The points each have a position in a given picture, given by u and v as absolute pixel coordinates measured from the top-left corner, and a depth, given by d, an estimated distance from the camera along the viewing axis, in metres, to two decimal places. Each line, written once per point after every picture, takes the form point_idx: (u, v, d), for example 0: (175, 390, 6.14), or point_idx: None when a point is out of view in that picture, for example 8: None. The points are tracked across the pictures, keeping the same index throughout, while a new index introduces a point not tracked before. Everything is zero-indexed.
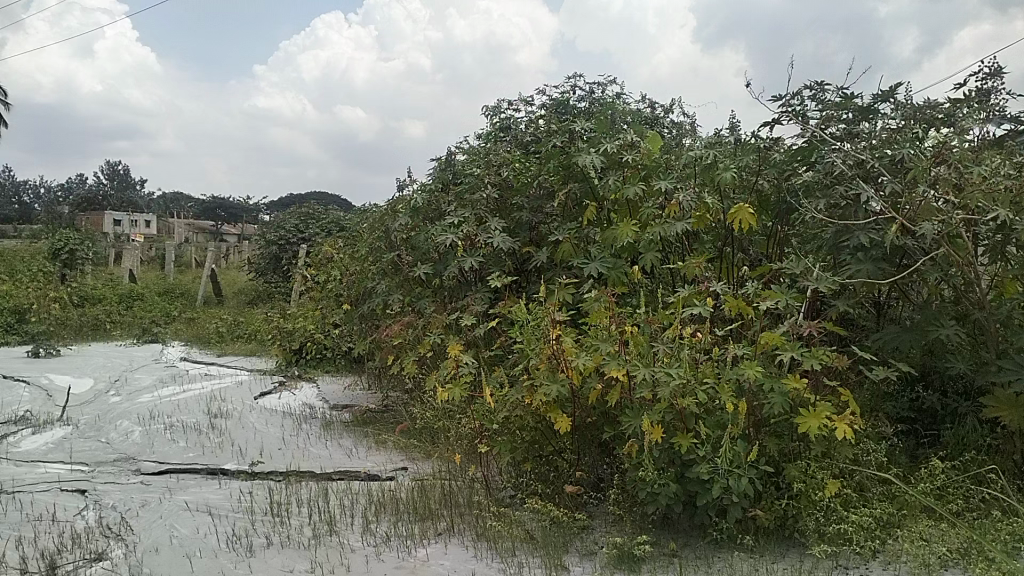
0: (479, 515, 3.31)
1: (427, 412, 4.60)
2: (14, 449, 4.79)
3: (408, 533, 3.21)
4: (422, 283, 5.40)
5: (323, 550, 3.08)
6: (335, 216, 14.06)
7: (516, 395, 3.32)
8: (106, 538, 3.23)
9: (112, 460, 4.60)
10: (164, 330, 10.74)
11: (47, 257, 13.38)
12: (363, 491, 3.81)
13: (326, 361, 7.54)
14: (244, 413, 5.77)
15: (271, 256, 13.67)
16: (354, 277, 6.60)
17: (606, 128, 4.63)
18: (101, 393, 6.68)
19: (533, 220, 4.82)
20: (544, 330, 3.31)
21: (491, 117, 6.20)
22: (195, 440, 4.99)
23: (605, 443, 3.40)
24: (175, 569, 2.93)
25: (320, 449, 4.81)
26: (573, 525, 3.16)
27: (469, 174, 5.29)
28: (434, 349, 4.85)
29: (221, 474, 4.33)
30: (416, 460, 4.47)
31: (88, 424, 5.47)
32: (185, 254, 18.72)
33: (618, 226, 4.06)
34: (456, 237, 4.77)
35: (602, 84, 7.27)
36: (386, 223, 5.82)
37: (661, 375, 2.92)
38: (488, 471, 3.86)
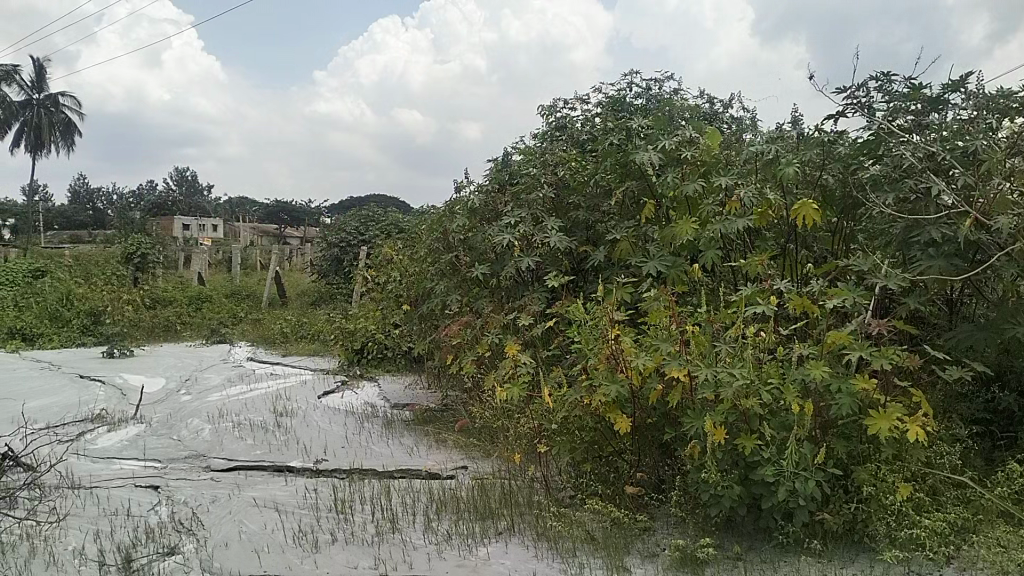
0: (539, 515, 3.31)
1: (486, 411, 4.62)
2: (92, 446, 4.99)
3: (469, 532, 3.23)
4: (480, 283, 5.43)
5: (386, 547, 3.12)
6: (394, 217, 14.27)
7: (574, 395, 3.30)
8: (178, 532, 3.34)
9: (183, 457, 4.75)
10: (230, 331, 11.05)
11: (121, 260, 13.91)
12: (425, 490, 3.84)
13: (387, 360, 7.65)
14: (308, 411, 5.89)
15: (332, 258, 13.95)
16: (413, 278, 6.68)
17: (663, 124, 4.57)
18: (172, 392, 6.91)
19: (590, 219, 4.80)
20: (603, 330, 3.28)
21: (546, 116, 6.20)
22: (261, 438, 5.12)
23: (666, 444, 3.36)
24: (245, 564, 3.01)
25: (382, 448, 4.87)
26: (634, 526, 3.13)
27: (526, 174, 5.29)
28: (493, 349, 4.86)
29: (288, 472, 4.43)
30: (475, 459, 4.49)
31: (161, 422, 5.66)
32: (251, 257, 19.27)
33: (677, 224, 4.01)
34: (513, 237, 4.77)
35: (659, 80, 7.20)
36: (443, 224, 5.87)
37: (724, 376, 2.87)
38: (547, 471, 3.85)
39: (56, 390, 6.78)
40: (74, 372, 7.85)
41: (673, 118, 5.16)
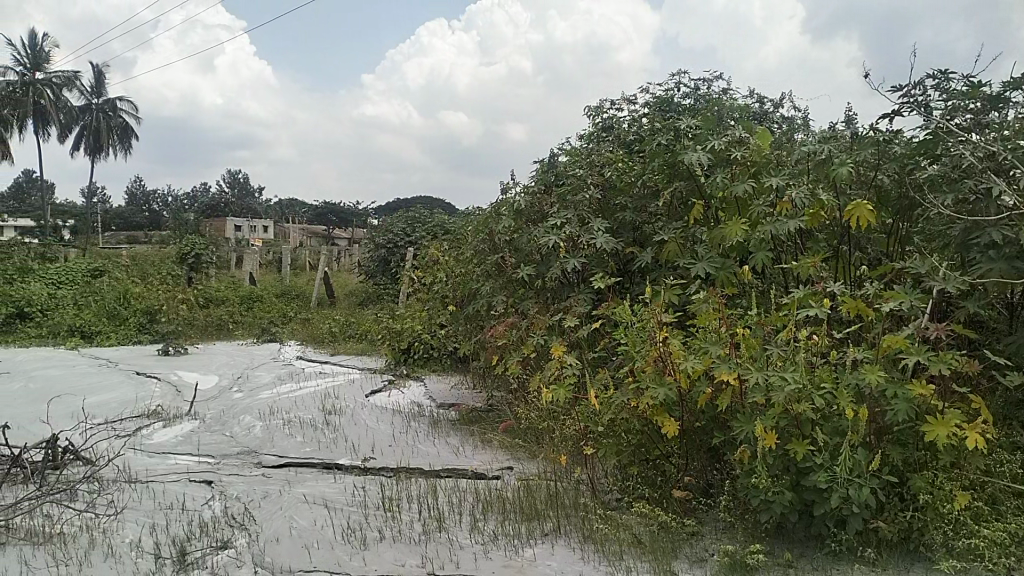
0: (586, 517, 3.30)
1: (532, 412, 4.62)
2: (148, 441, 5.13)
3: (515, 534, 3.23)
4: (525, 284, 5.43)
5: (433, 546, 3.14)
6: (440, 219, 14.38)
7: (622, 398, 3.28)
8: (231, 526, 3.41)
9: (235, 453, 4.86)
10: (280, 330, 11.26)
11: (176, 260, 14.29)
12: (471, 490, 3.86)
13: (433, 360, 7.71)
14: (356, 410, 5.97)
15: (379, 259, 14.13)
16: (459, 279, 6.73)
17: (712, 124, 4.51)
18: (224, 389, 7.07)
19: (636, 220, 4.76)
20: (651, 332, 3.25)
21: (593, 117, 6.18)
22: (310, 436, 5.20)
23: (714, 448, 3.31)
24: (295, 559, 3.06)
25: (428, 447, 4.91)
26: (682, 531, 3.10)
27: (572, 174, 5.28)
28: (538, 350, 4.86)
29: (336, 469, 4.49)
30: (521, 460, 4.50)
31: (214, 419, 5.80)
32: (300, 258, 19.61)
33: (726, 225, 3.95)
34: (559, 238, 4.76)
35: (708, 80, 7.13)
36: (489, 225, 5.89)
37: (775, 380, 2.81)
38: (593, 473, 3.83)
39: (114, 386, 6.99)
40: (132, 369, 8.09)
41: (722, 118, 5.09)
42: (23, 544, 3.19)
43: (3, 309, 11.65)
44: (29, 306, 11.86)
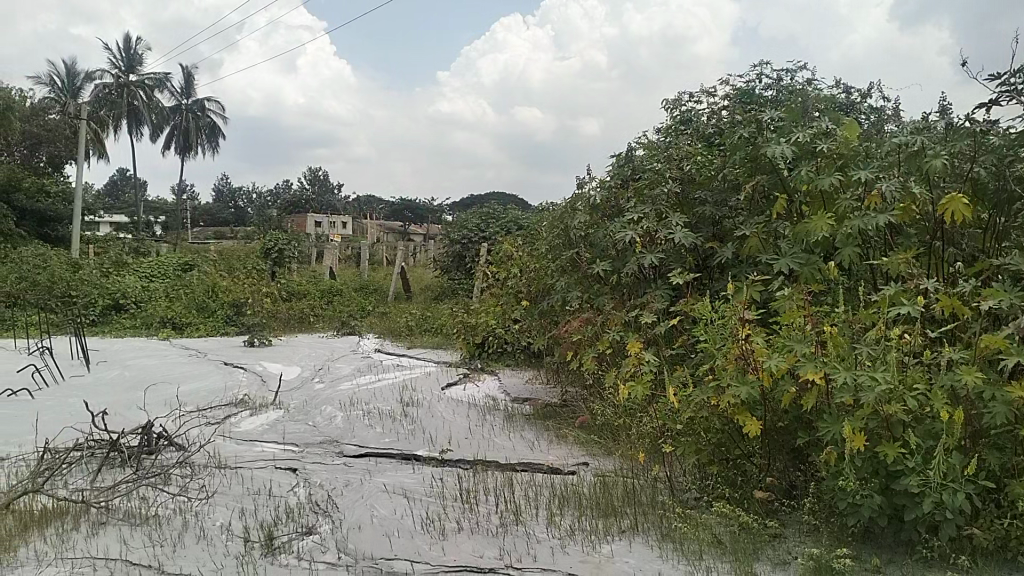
0: (664, 515, 3.26)
1: (608, 408, 4.59)
2: (236, 428, 5.33)
3: (592, 529, 3.23)
4: (601, 280, 5.39)
5: (510, 539, 3.16)
6: (514, 215, 14.43)
7: (702, 395, 3.23)
8: (315, 513, 3.52)
9: (318, 442, 5.00)
10: (359, 323, 11.52)
11: (260, 255, 14.79)
12: (548, 485, 3.86)
13: (507, 355, 7.76)
14: (433, 402, 6.05)
15: (454, 254, 14.27)
16: (533, 275, 6.74)
17: (797, 116, 4.38)
18: (307, 380, 7.28)
19: (716, 215, 4.67)
20: (732, 329, 3.19)
21: (671, 111, 6.11)
22: (389, 427, 5.31)
23: (798, 449, 3.23)
24: (377, 547, 3.13)
25: (504, 440, 4.93)
26: (764, 532, 3.03)
27: (650, 168, 5.22)
28: (614, 346, 4.82)
29: (414, 460, 4.57)
30: (597, 456, 4.47)
31: (297, 408, 5.98)
32: (377, 253, 20.01)
33: (811, 220, 3.83)
34: (636, 233, 4.70)
35: (791, 71, 6.93)
36: (565, 220, 5.86)
37: (865, 379, 2.72)
38: (671, 471, 3.79)
39: (204, 375, 7.30)
40: (220, 359, 8.43)
41: (807, 109, 4.94)
42: (123, 525, 3.36)
43: (102, 301, 12.28)
44: (124, 298, 12.47)
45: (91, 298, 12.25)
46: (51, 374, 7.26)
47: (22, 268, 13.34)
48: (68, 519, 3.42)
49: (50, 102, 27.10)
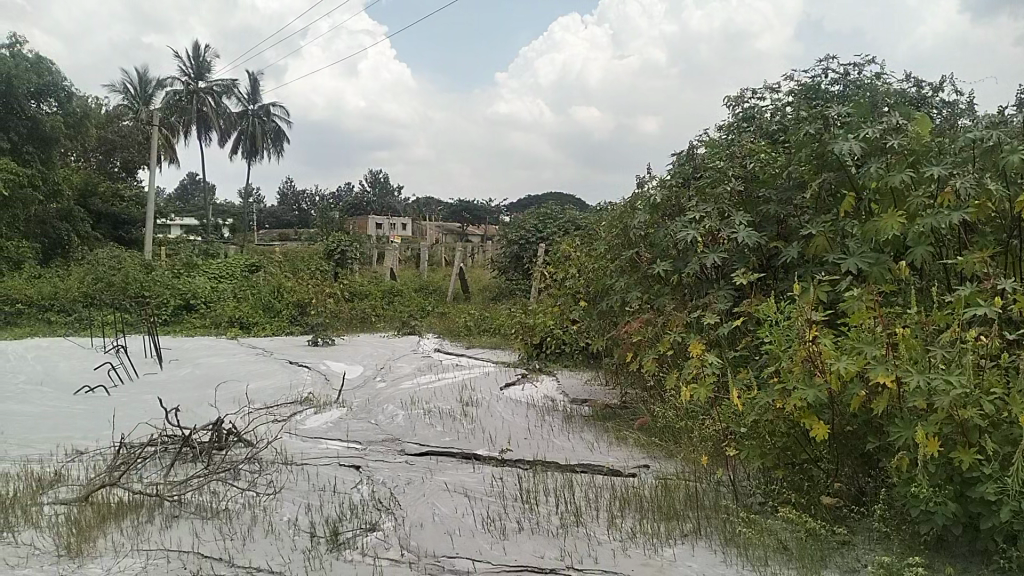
0: (728, 520, 3.21)
1: (669, 411, 4.53)
2: (301, 426, 5.46)
3: (654, 532, 3.20)
4: (661, 280, 5.34)
5: (571, 540, 3.16)
6: (571, 215, 14.42)
7: (766, 398, 3.16)
8: (378, 510, 3.57)
9: (380, 440, 5.07)
10: (419, 323, 11.67)
11: (324, 257, 15.11)
12: (608, 486, 3.85)
13: (565, 355, 7.73)
14: (492, 402, 6.09)
15: (512, 256, 14.31)
16: (591, 275, 6.71)
17: (866, 111, 4.25)
18: (369, 379, 7.40)
19: (781, 214, 4.57)
20: (799, 330, 3.11)
21: (733, 108, 6.04)
22: (449, 426, 5.36)
23: (868, 454, 3.14)
24: (440, 545, 3.16)
25: (563, 441, 4.92)
26: (832, 539, 2.96)
27: (712, 167, 5.14)
28: (675, 347, 4.76)
29: (475, 459, 4.60)
30: (658, 458, 4.43)
31: (360, 407, 6.08)
32: (436, 253, 20.23)
33: (880, 218, 3.71)
34: (697, 233, 4.63)
35: (859, 65, 6.74)
36: (624, 220, 5.82)
37: (938, 383, 2.63)
38: (734, 475, 3.74)
39: (270, 374, 7.49)
40: (285, 358, 8.65)
41: (876, 104, 4.79)
42: (195, 518, 3.47)
43: (173, 301, 12.71)
44: (194, 299, 12.89)
45: (163, 299, 12.69)
46: (127, 372, 7.55)
47: (99, 269, 13.90)
48: (143, 511, 3.55)
49: (124, 110, 28.10)
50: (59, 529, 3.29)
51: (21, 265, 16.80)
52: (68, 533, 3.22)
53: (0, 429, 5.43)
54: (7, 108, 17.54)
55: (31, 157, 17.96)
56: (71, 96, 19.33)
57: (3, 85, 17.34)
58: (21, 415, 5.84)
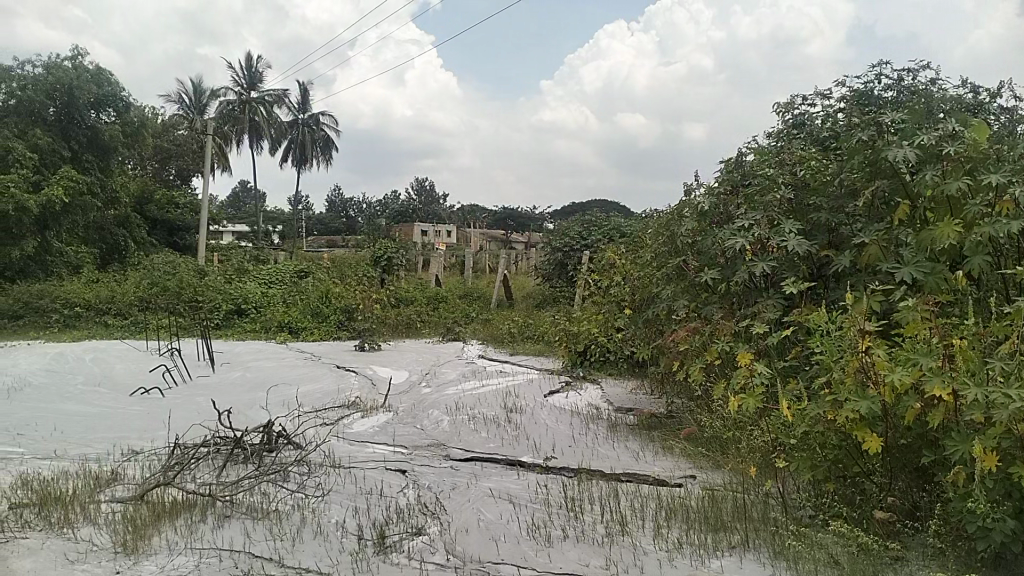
0: (777, 533, 3.15)
1: (716, 421, 4.48)
2: (349, 429, 5.53)
3: (701, 543, 3.16)
4: (709, 289, 5.28)
5: (616, 549, 3.14)
6: (616, 223, 14.37)
7: (817, 410, 3.11)
8: (424, 514, 3.60)
9: (425, 445, 5.11)
10: (464, 329, 11.73)
11: (370, 263, 15.31)
12: (654, 496, 3.82)
13: (609, 363, 7.69)
14: (536, 409, 6.09)
15: (556, 262, 14.31)
16: (636, 283, 6.66)
17: (921, 118, 4.16)
18: (414, 384, 7.47)
19: (832, 222, 4.49)
20: (851, 340, 3.05)
21: (783, 115, 5.99)
22: (494, 432, 5.37)
23: (922, 468, 3.07)
24: (485, 551, 3.17)
25: (608, 450, 4.90)
26: (885, 554, 2.89)
27: (760, 174, 5.07)
28: (723, 357, 4.70)
29: (520, 466, 4.60)
30: (705, 469, 4.38)
31: (406, 412, 6.14)
32: (481, 260, 20.33)
33: (936, 227, 3.61)
34: (747, 241, 4.57)
35: (913, 71, 6.60)
36: (671, 227, 5.78)
37: (997, 396, 2.55)
38: (784, 486, 3.68)
39: (319, 378, 7.61)
40: (332, 363, 8.78)
41: (932, 110, 4.68)
42: (246, 519, 3.55)
43: (225, 306, 13.00)
44: (245, 303, 13.17)
45: (215, 303, 12.99)
46: (181, 374, 7.75)
47: (154, 274, 14.30)
48: (197, 510, 3.64)
49: (179, 119, 28.87)
50: (115, 526, 3.39)
51: (80, 269, 17.37)
52: (125, 530, 3.32)
53: (61, 428, 5.62)
54: (69, 117, 18.18)
55: (90, 165, 18.58)
56: (129, 105, 19.94)
57: (66, 95, 17.98)
58: (81, 415, 6.03)
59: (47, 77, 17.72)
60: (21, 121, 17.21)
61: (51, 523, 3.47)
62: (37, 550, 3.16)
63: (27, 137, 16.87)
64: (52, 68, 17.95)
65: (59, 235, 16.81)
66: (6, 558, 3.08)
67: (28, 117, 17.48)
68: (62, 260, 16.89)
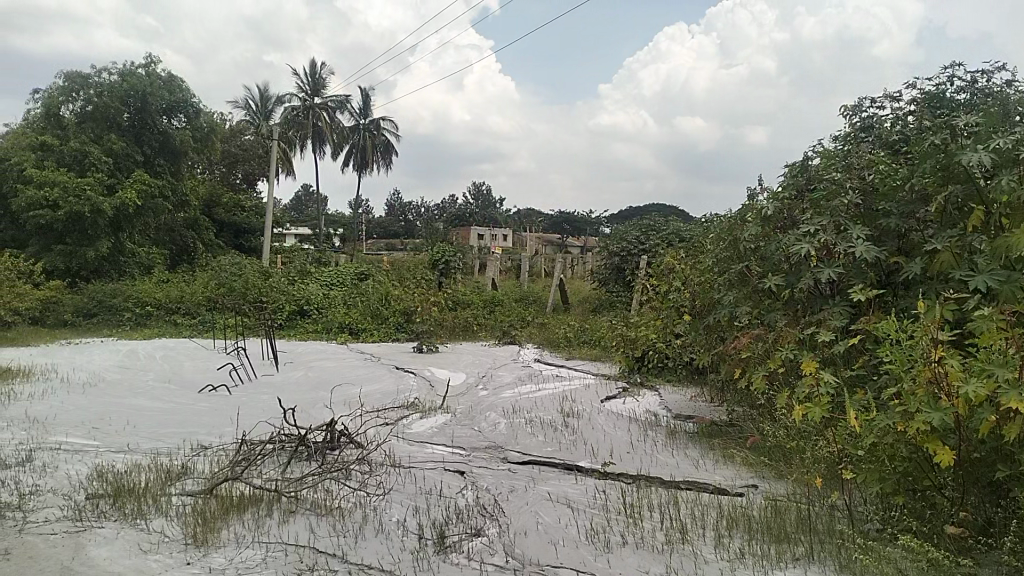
0: (843, 545, 3.08)
1: (779, 430, 4.40)
2: (409, 430, 5.61)
3: (764, 554, 3.11)
4: (772, 295, 5.20)
5: (677, 557, 3.12)
6: (675, 227, 14.24)
7: (887, 420, 3.03)
8: (483, 516, 3.62)
9: (483, 447, 5.15)
10: (520, 332, 11.78)
11: (428, 266, 15.48)
12: (715, 505, 3.77)
13: (667, 369, 7.63)
14: (593, 414, 6.08)
15: (613, 267, 14.26)
16: (696, 288, 6.59)
17: (996, 121, 4.01)
18: (471, 386, 7.53)
19: (901, 228, 4.37)
20: (923, 349, 2.96)
21: (851, 118, 5.86)
22: (551, 436, 5.38)
23: (996, 482, 2.96)
24: (544, 554, 3.18)
25: (667, 457, 4.85)
26: (956, 571, 2.80)
27: (827, 178, 4.96)
28: (787, 365, 4.62)
29: (577, 470, 4.60)
30: (767, 479, 4.30)
31: (464, 414, 6.20)
32: (537, 264, 20.40)
33: (1013, 233, 3.48)
34: (812, 247, 4.48)
35: (989, 72, 6.37)
36: (733, 232, 5.69)
37: None
38: (849, 498, 3.59)
39: (379, 378, 7.74)
40: (391, 364, 8.92)
41: (1008, 112, 4.50)
42: (310, 515, 3.63)
43: (288, 306, 13.32)
44: (307, 305, 13.46)
45: (279, 304, 13.32)
46: (247, 372, 7.97)
47: (221, 275, 14.74)
48: (263, 505, 3.73)
49: (245, 124, 29.66)
50: (186, 518, 3.51)
51: (151, 270, 18.03)
52: (195, 523, 3.43)
53: (135, 422, 5.83)
54: (142, 123, 18.87)
55: (162, 170, 19.26)
56: (200, 112, 20.58)
57: (140, 102, 18.63)
58: (153, 410, 6.25)
59: (122, 83, 18.36)
60: (98, 126, 17.90)
61: (125, 513, 3.61)
62: (112, 540, 3.29)
63: (103, 142, 17.54)
64: (127, 75, 18.60)
65: (132, 236, 17.47)
66: (85, 545, 3.22)
67: (104, 122, 18.15)
68: (135, 261, 17.56)
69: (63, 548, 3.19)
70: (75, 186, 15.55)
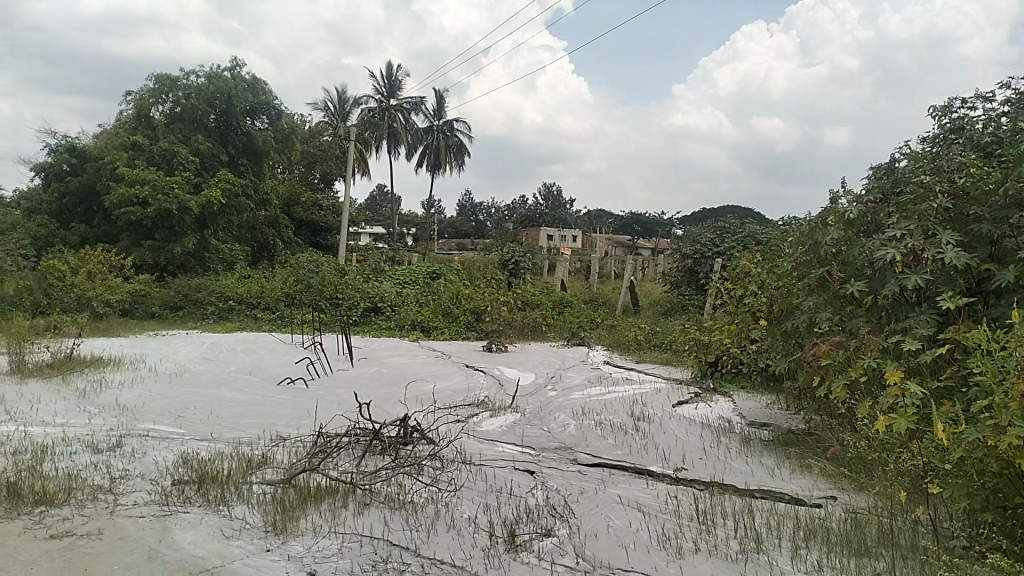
0: (927, 561, 2.98)
1: (860, 441, 4.27)
2: (479, 428, 5.66)
3: (843, 567, 3.03)
4: (854, 302, 5.05)
5: (752, 566, 3.07)
6: (752, 230, 13.91)
7: (976, 433, 2.90)
8: (554, 516, 3.63)
9: (553, 447, 5.15)
10: (588, 334, 11.74)
11: (498, 266, 15.57)
12: (791, 515, 3.69)
13: (741, 376, 7.46)
14: (665, 419, 6.01)
15: (685, 270, 14.05)
16: (774, 294, 6.43)
17: None
18: (541, 387, 7.54)
19: (994, 233, 4.17)
20: (1017, 360, 2.82)
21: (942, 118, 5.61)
22: (621, 439, 5.35)
23: None
24: (614, 557, 3.17)
25: (741, 465, 4.77)
26: None
27: (914, 182, 4.77)
28: (868, 374, 4.48)
29: (648, 474, 4.56)
30: (845, 491, 4.18)
31: (534, 413, 6.21)
32: (608, 265, 20.25)
33: None
34: (899, 252, 4.32)
35: None
36: (813, 235, 5.55)
37: None
38: (934, 513, 3.46)
39: (449, 375, 7.84)
40: (462, 362, 9.02)
41: None
42: (384, 507, 3.71)
43: (362, 303, 13.58)
44: (380, 302, 13.72)
45: (353, 301, 13.61)
46: (323, 367, 8.19)
47: (298, 272, 15.17)
48: (339, 496, 3.83)
49: (322, 125, 30.42)
50: (267, 506, 3.64)
51: (233, 266, 18.70)
52: (275, 511, 3.55)
53: (217, 411, 6.07)
54: (227, 125, 19.59)
55: (244, 169, 19.94)
56: (281, 113, 21.10)
57: (225, 104, 19.26)
58: (235, 400, 6.50)
59: (208, 86, 18.96)
60: (186, 127, 18.63)
61: (209, 499, 3.76)
62: (196, 524, 3.43)
63: (190, 142, 18.27)
64: (213, 78, 19.24)
65: (215, 233, 18.15)
66: (171, 529, 3.37)
67: (191, 124, 18.86)
68: (217, 256, 18.25)
69: (150, 530, 3.34)
70: (164, 184, 16.36)
